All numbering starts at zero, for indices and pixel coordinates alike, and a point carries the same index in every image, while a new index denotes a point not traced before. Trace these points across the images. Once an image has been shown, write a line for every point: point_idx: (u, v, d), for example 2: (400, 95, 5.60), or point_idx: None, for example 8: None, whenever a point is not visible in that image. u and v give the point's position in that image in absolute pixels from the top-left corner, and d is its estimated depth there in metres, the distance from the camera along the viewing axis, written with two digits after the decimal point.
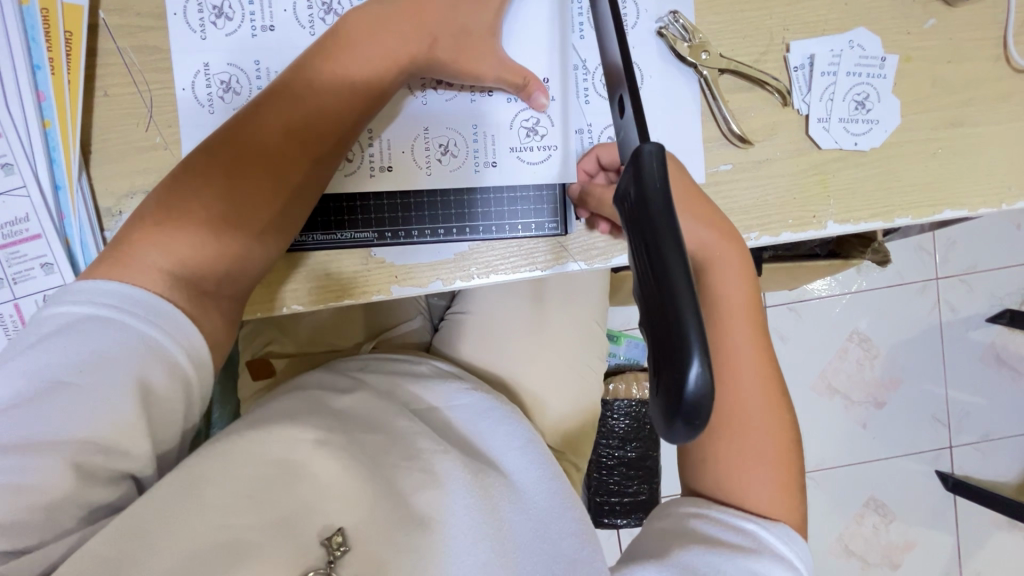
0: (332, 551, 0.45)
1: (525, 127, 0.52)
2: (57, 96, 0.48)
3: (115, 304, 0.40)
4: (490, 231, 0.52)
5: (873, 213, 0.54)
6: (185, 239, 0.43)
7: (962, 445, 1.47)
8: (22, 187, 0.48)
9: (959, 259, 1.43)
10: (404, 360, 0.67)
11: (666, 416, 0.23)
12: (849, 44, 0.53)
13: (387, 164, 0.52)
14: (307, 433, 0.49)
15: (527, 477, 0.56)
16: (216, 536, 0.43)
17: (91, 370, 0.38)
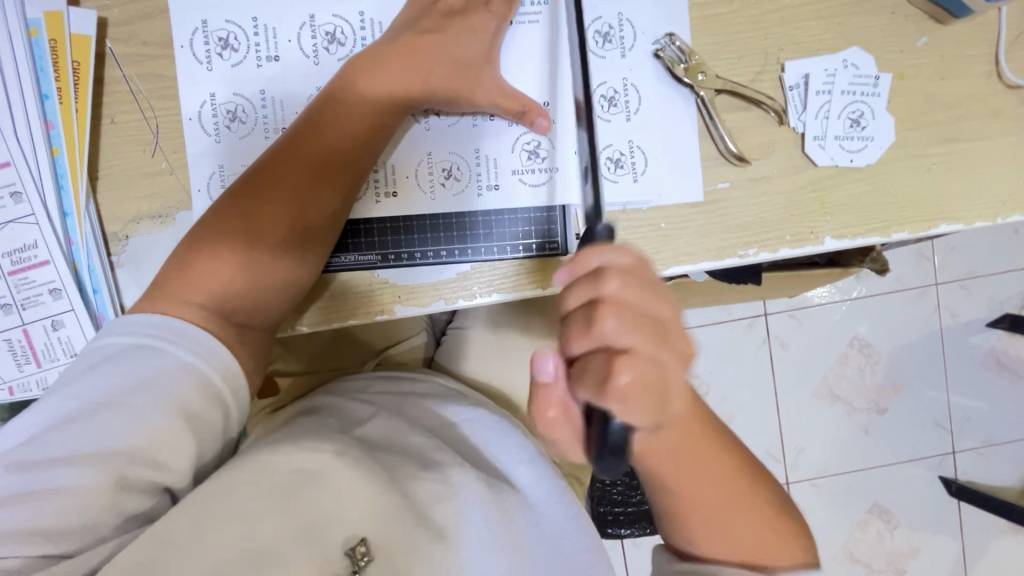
0: (356, 561, 0.46)
1: (526, 150, 0.53)
2: (65, 124, 0.49)
3: (159, 333, 0.43)
4: (491, 252, 0.53)
5: (870, 229, 0.55)
6: (219, 273, 0.46)
7: (965, 450, 1.47)
8: (30, 215, 0.49)
9: (958, 265, 1.44)
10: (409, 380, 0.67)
11: None
12: (843, 63, 0.53)
13: (391, 189, 0.53)
14: (326, 444, 0.49)
15: (538, 488, 0.56)
16: (241, 545, 0.44)
17: (133, 392, 0.41)
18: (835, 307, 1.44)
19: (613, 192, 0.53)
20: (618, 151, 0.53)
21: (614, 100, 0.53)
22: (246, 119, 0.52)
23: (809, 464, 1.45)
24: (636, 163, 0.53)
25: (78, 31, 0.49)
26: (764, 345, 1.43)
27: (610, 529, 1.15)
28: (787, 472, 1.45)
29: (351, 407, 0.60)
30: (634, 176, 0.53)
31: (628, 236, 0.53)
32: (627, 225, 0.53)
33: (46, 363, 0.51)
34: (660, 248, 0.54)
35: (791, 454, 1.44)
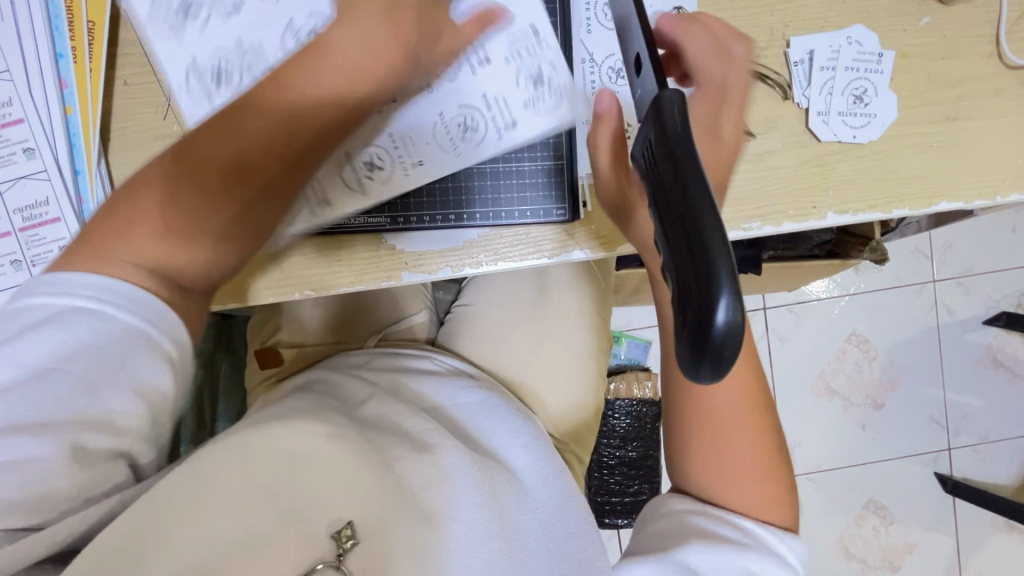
0: (341, 543, 0.45)
1: (532, 78, 0.51)
2: (78, 83, 0.50)
3: (93, 293, 0.39)
4: (500, 219, 0.53)
5: (871, 205, 0.56)
6: (147, 236, 0.40)
7: (960, 447, 1.48)
8: (42, 172, 0.50)
9: (955, 262, 1.45)
10: (409, 360, 0.68)
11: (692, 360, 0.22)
12: (847, 40, 0.54)
13: (401, 135, 0.51)
14: (319, 428, 0.50)
15: (533, 474, 0.58)
16: (226, 534, 0.43)
17: (78, 359, 0.38)
18: (834, 303, 1.45)
19: None
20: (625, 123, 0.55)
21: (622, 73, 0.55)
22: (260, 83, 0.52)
23: (805, 458, 1.46)
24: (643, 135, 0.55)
25: None
26: (763, 339, 1.44)
27: (606, 518, 1.14)
28: None
29: (349, 391, 0.60)
30: None
31: None
32: None
33: None
34: None
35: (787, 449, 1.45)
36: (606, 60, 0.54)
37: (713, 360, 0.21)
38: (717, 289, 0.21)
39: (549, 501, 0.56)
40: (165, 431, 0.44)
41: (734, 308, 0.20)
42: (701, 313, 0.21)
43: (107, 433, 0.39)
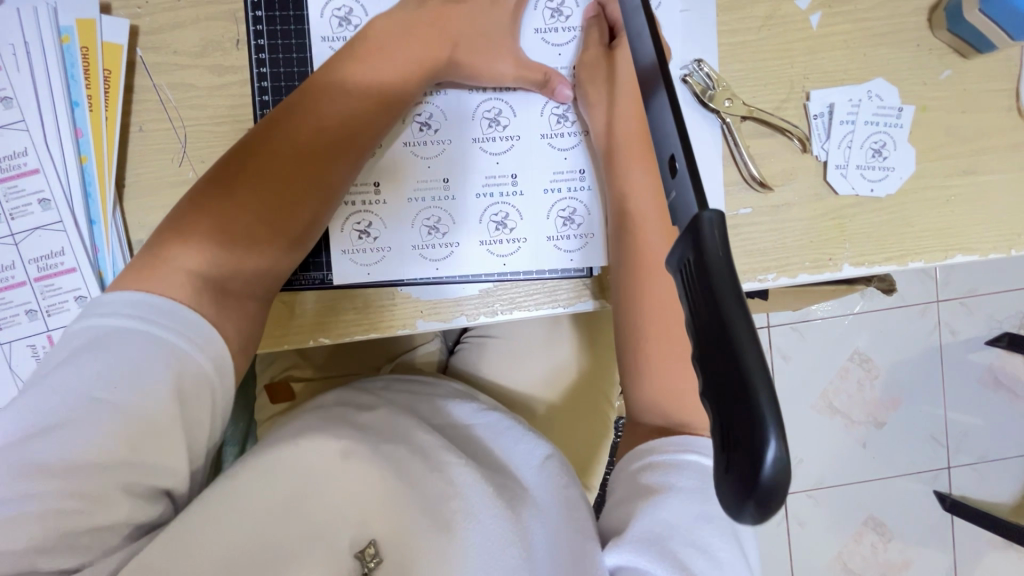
0: (366, 563, 0.49)
1: (555, 114, 0.53)
2: (94, 132, 0.49)
3: (139, 314, 0.40)
4: (517, 271, 0.53)
5: (887, 257, 0.56)
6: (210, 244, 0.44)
7: (960, 466, 1.49)
8: (58, 223, 0.49)
9: (959, 283, 1.45)
10: (425, 382, 0.68)
11: (737, 498, 0.21)
12: (867, 94, 0.54)
13: (435, 153, 0.52)
14: (335, 443, 0.51)
15: (551, 492, 0.55)
16: (248, 543, 0.45)
17: (121, 387, 0.38)
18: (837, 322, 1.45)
19: None
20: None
21: None
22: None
23: (806, 475, 1.46)
24: None
25: (110, 39, 0.49)
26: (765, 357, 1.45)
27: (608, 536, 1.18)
28: None
29: (366, 399, 0.60)
30: None
31: None
32: None
33: None
34: None
35: None
36: None
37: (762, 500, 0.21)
38: (762, 431, 0.21)
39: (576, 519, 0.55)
40: (203, 459, 0.44)
41: (781, 460, 0.20)
42: (746, 453, 0.21)
43: (146, 467, 0.39)
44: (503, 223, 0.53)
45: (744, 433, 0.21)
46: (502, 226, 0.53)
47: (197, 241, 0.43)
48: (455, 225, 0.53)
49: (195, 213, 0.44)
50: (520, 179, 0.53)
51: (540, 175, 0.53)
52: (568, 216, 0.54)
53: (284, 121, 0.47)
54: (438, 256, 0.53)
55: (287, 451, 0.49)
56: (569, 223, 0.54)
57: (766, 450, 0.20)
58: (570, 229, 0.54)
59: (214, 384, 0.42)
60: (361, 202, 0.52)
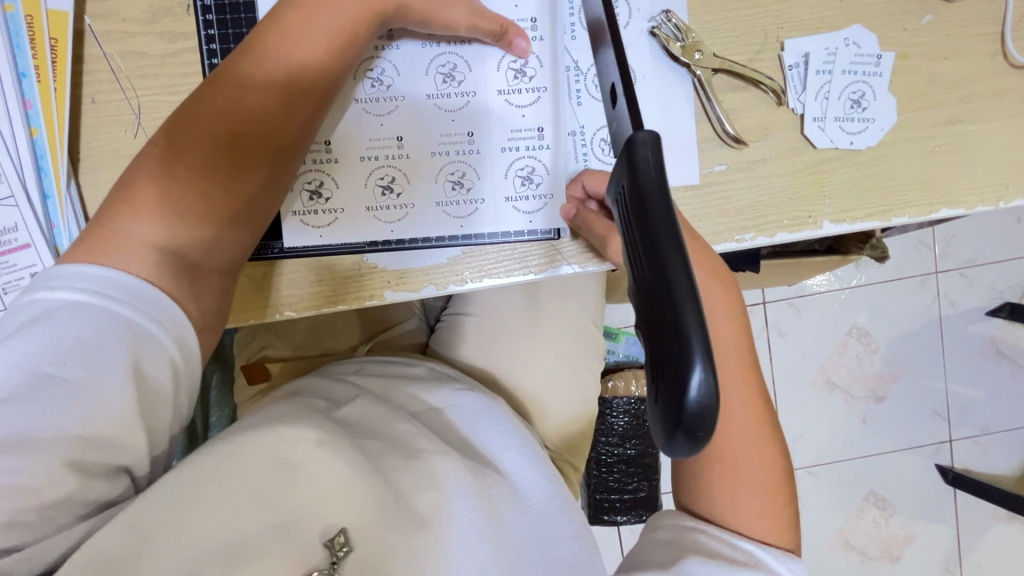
0: (335, 552, 0.48)
1: (513, 68, 0.51)
2: (43, 104, 0.48)
3: (91, 286, 0.39)
4: (482, 234, 0.52)
5: (869, 213, 0.54)
6: (168, 212, 0.42)
7: (962, 439, 1.47)
8: (10, 198, 0.48)
9: (958, 253, 1.43)
10: (399, 364, 0.66)
11: (669, 425, 0.22)
12: (844, 42, 0.52)
13: (388, 110, 0.50)
14: (311, 433, 0.50)
15: (526, 477, 0.57)
16: (220, 538, 0.44)
17: (77, 362, 0.37)
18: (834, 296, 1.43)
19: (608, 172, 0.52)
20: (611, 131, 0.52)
21: None
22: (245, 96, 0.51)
23: (806, 452, 1.45)
24: None
25: (55, 7, 0.48)
26: (762, 334, 1.43)
27: (605, 516, 1.18)
28: None
29: (341, 385, 0.61)
30: None
31: None
32: None
33: None
34: None
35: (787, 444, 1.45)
36: (590, 71, 0.52)
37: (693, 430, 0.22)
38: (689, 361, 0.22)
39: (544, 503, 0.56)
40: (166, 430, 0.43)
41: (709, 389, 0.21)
42: (675, 385, 0.22)
43: (104, 442, 0.39)
44: (461, 183, 0.51)
45: (672, 362, 0.22)
46: (460, 186, 0.51)
47: (150, 203, 0.42)
48: (410, 187, 0.51)
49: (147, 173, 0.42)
50: (477, 136, 0.51)
51: (498, 132, 0.51)
52: (527, 174, 0.52)
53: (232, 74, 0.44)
54: (394, 220, 0.51)
55: (252, 433, 0.48)
56: (529, 181, 0.52)
57: (692, 375, 0.21)
58: (531, 188, 0.52)
59: (175, 359, 0.41)
60: (310, 166, 0.50)
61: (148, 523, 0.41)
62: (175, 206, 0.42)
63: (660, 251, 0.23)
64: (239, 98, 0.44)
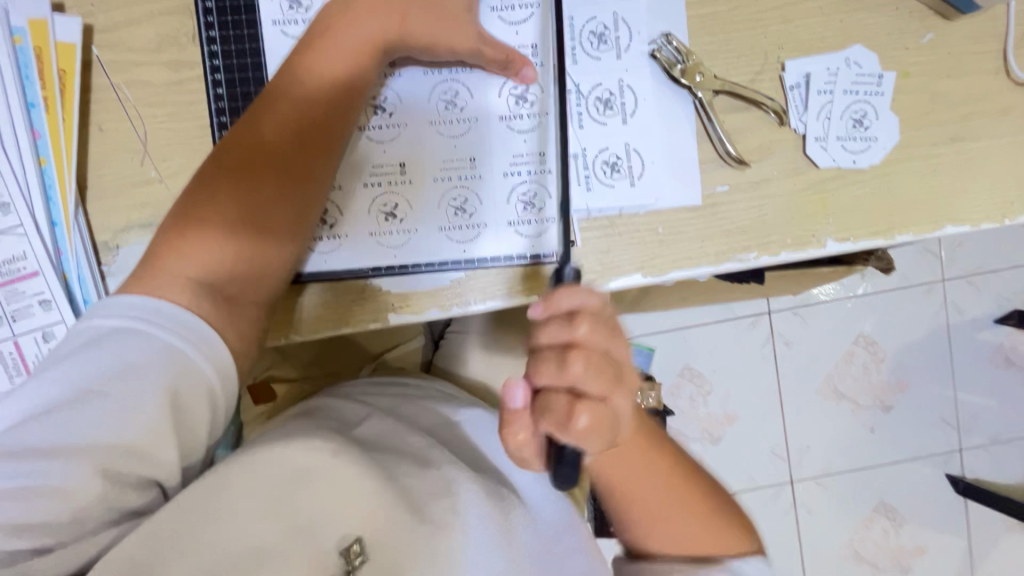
0: (350, 561, 0.47)
1: (513, 94, 0.51)
2: (52, 133, 0.49)
3: (140, 313, 0.42)
4: (484, 256, 0.52)
5: (873, 231, 0.54)
6: (209, 249, 0.45)
7: (972, 447, 1.46)
8: (18, 226, 0.48)
9: (965, 260, 1.41)
10: (407, 381, 0.67)
11: None
12: (845, 61, 0.52)
13: (392, 135, 0.51)
14: (325, 443, 0.50)
15: (535, 491, 0.57)
16: (239, 545, 0.45)
17: (119, 379, 0.40)
18: (840, 305, 1.42)
19: (610, 195, 0.52)
20: (613, 154, 0.52)
21: (609, 104, 0.52)
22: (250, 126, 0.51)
23: (814, 462, 1.44)
24: (633, 167, 0.52)
25: (63, 38, 0.48)
26: (768, 344, 1.43)
27: (612, 529, 1.17)
28: (792, 470, 1.44)
29: (349, 403, 0.61)
30: (631, 180, 0.52)
31: (626, 240, 0.52)
32: (623, 232, 0.52)
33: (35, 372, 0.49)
34: (659, 253, 0.53)
35: (795, 454, 1.44)
36: (592, 94, 0.51)
37: None
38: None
39: (554, 518, 0.55)
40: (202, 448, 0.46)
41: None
42: None
43: (141, 456, 0.41)
44: (463, 208, 0.52)
45: None
46: (462, 211, 0.52)
47: (194, 244, 0.45)
48: (413, 213, 0.51)
49: (188, 214, 0.46)
50: (479, 161, 0.51)
51: (499, 158, 0.52)
52: (528, 198, 0.52)
53: (256, 117, 0.47)
54: (396, 246, 0.51)
55: (270, 443, 0.49)
56: (531, 206, 0.52)
57: None
58: (532, 213, 0.52)
59: (211, 385, 0.43)
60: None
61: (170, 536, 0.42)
62: (214, 241, 0.46)
63: None
64: (268, 141, 0.47)
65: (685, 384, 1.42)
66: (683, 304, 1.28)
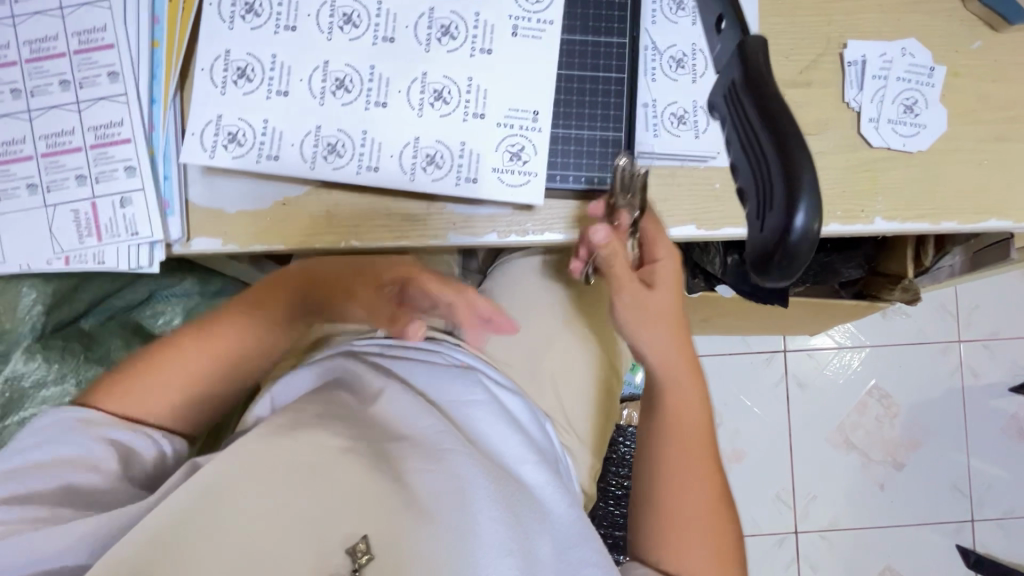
0: (356, 561, 0.40)
1: (594, 29, 0.53)
2: (169, 19, 0.52)
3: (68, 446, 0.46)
4: (555, 180, 0.52)
5: (920, 215, 0.56)
6: (182, 374, 0.52)
7: (985, 519, 1.41)
8: (123, 95, 0.51)
9: (982, 323, 1.42)
10: (428, 351, 0.63)
11: (775, 262, 0.27)
12: (901, 51, 0.56)
13: (488, 47, 0.53)
14: (334, 439, 0.46)
15: (553, 493, 0.53)
16: (235, 556, 0.39)
17: (108, 418, 0.48)
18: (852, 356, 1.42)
19: (675, 145, 0.54)
20: (520, 145, 0.53)
21: (681, 62, 0.55)
22: (250, 16, 0.52)
23: (820, 514, 1.39)
24: (699, 121, 0.55)
25: None
26: (781, 383, 1.42)
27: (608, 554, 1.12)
28: (797, 521, 1.39)
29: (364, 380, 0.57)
30: (696, 133, 0.54)
31: (682, 192, 0.55)
32: (682, 180, 0.55)
33: (107, 238, 0.50)
34: (712, 206, 0.55)
35: (801, 503, 1.39)
36: (667, 52, 0.55)
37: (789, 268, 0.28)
38: (803, 204, 0.26)
39: (563, 528, 0.51)
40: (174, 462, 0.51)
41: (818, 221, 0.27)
42: (783, 227, 0.27)
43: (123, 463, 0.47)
44: (333, 148, 0.52)
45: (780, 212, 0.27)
46: (333, 151, 0.52)
47: (170, 373, 0.52)
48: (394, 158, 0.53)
49: (170, 359, 0.52)
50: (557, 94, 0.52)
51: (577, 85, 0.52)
52: (516, 151, 0.53)
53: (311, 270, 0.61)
54: (240, 154, 0.51)
55: (259, 436, 0.45)
56: (409, 158, 0.52)
57: (800, 216, 0.26)
58: (405, 166, 0.52)
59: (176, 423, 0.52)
60: (264, 78, 0.52)
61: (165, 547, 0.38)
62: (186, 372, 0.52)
63: (786, 143, 0.27)
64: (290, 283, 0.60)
65: None
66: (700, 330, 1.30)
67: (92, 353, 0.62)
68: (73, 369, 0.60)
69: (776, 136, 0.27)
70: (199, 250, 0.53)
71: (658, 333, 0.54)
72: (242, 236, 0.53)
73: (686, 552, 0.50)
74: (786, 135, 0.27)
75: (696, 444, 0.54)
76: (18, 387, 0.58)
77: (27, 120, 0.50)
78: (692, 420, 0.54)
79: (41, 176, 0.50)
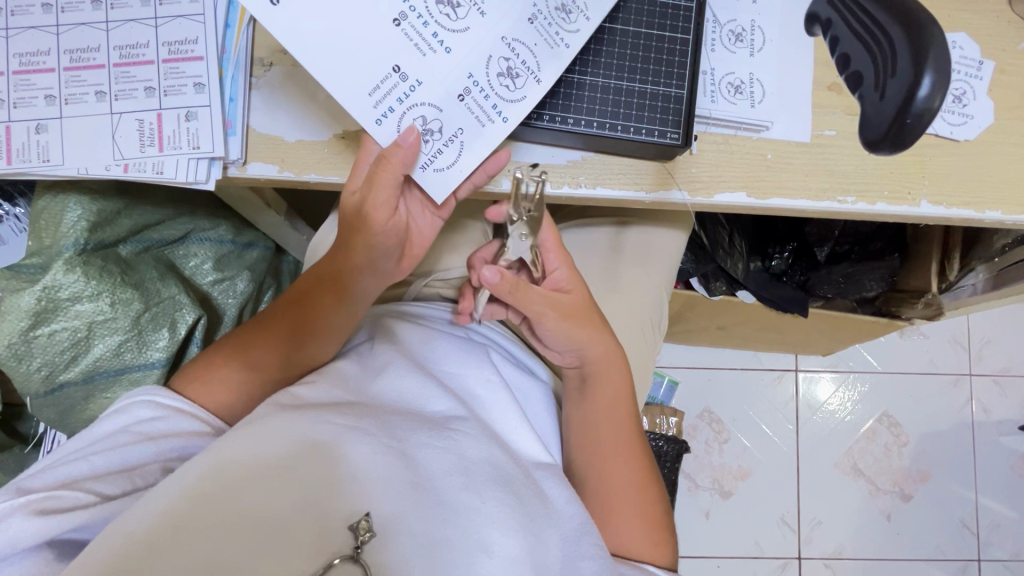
0: (358, 536, 0.38)
1: None
2: None
3: (107, 440, 0.45)
4: (616, 129, 0.52)
5: (964, 202, 0.57)
6: (258, 362, 0.53)
7: (991, 560, 1.35)
8: (199, 15, 0.52)
9: (994, 358, 1.41)
10: (440, 325, 0.60)
11: (894, 117, 0.37)
12: (951, 44, 0.59)
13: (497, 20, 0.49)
14: (338, 417, 0.43)
15: (561, 490, 0.49)
16: (227, 545, 0.36)
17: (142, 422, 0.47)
18: (851, 390, 1.38)
19: (731, 112, 0.56)
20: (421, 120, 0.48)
21: (740, 37, 0.58)
22: (569, 19, 0.50)
23: (824, 542, 1.33)
24: (755, 92, 0.57)
25: None
26: (791, 403, 1.37)
27: None
28: (801, 547, 1.32)
29: (374, 351, 0.54)
30: (752, 102, 0.56)
31: (733, 160, 0.56)
32: (735, 148, 0.56)
33: (168, 149, 0.51)
34: (763, 176, 0.56)
35: (806, 528, 1.33)
36: (727, 26, 0.58)
37: (895, 139, 0.38)
38: (928, 78, 0.36)
39: (572, 521, 0.47)
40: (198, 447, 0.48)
41: (937, 96, 0.37)
42: (909, 91, 0.36)
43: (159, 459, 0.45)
44: (510, 75, 0.49)
45: (906, 84, 0.36)
46: (508, 78, 0.49)
47: (253, 355, 0.53)
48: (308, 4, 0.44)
49: (251, 342, 0.54)
50: (626, 50, 0.53)
51: (645, 42, 0.53)
52: (426, 125, 0.48)
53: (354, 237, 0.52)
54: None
55: (272, 415, 0.42)
56: (391, 87, 0.47)
57: (924, 82, 0.36)
58: (422, 40, 0.47)
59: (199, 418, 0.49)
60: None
61: (160, 535, 0.36)
62: (256, 364, 0.53)
63: (924, 55, 0.36)
64: (312, 291, 0.55)
65: (703, 428, 1.35)
66: (713, 339, 1.28)
67: (129, 277, 0.62)
68: (110, 287, 0.59)
69: (921, 54, 0.37)
70: (254, 174, 0.52)
71: (557, 338, 0.56)
72: (300, 164, 0.53)
73: (624, 531, 0.54)
74: (933, 51, 0.37)
75: (606, 430, 0.57)
76: (54, 298, 0.57)
77: (104, 30, 0.52)
78: (608, 415, 0.58)
79: (110, 85, 0.51)
